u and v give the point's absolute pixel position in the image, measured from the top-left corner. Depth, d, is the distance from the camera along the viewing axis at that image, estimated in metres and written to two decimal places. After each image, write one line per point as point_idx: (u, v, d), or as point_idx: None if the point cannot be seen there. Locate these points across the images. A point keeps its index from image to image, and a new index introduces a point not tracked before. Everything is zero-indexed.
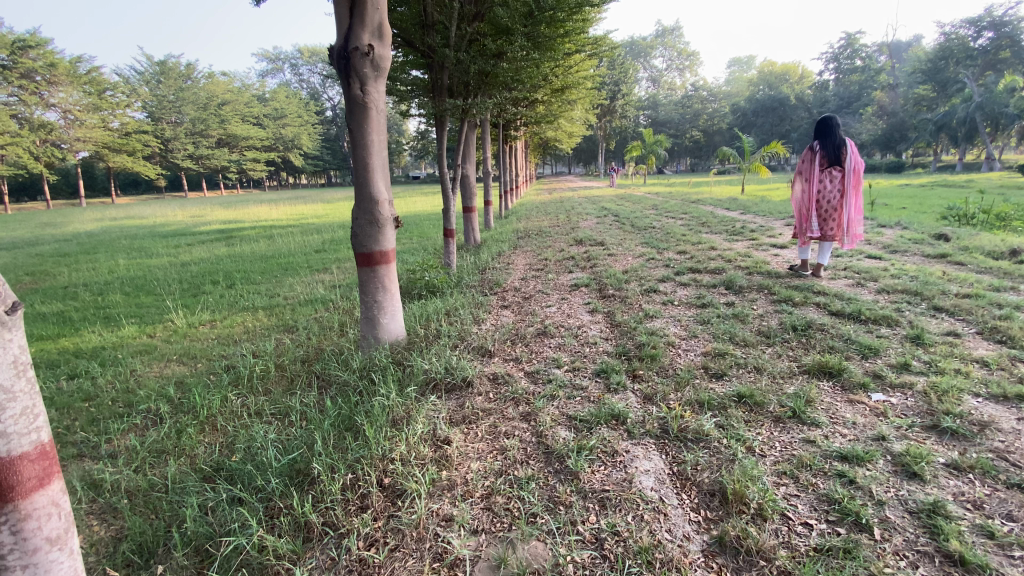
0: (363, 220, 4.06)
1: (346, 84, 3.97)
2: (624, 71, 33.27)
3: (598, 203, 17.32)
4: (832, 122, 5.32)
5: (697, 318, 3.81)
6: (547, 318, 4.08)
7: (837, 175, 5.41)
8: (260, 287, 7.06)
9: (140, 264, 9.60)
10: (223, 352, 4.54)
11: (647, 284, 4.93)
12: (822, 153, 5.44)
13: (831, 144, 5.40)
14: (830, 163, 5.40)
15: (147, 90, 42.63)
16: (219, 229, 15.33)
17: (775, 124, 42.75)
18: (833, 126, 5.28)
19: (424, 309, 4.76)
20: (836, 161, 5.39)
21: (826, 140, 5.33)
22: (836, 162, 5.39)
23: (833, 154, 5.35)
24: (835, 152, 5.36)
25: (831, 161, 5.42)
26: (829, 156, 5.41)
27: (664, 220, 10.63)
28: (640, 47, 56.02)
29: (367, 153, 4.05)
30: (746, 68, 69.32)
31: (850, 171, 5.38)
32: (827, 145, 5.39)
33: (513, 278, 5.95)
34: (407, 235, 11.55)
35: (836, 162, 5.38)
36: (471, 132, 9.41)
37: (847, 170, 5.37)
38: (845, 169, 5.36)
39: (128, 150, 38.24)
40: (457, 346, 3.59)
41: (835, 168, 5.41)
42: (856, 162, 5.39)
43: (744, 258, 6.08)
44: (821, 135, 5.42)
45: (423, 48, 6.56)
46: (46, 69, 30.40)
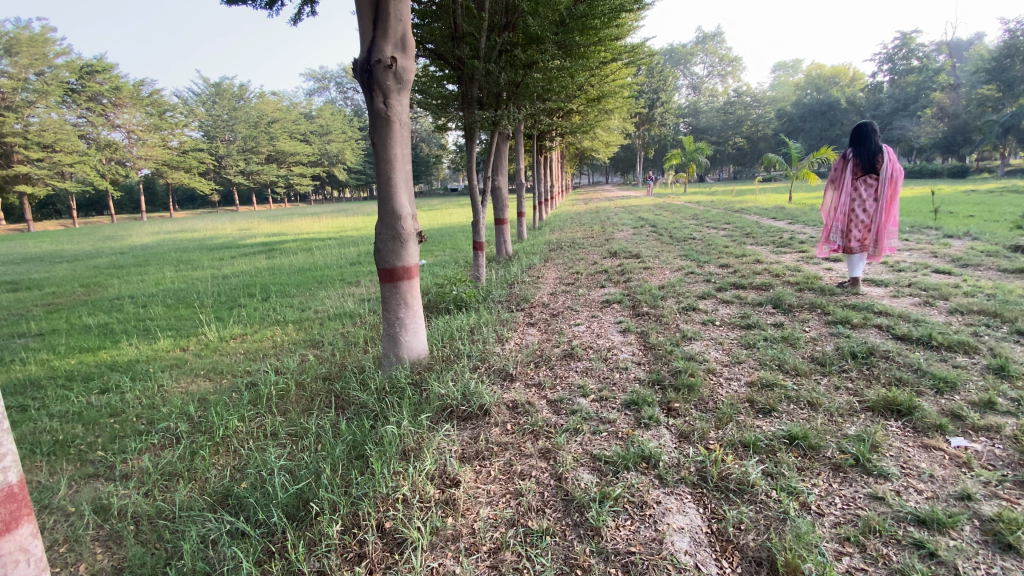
0: (385, 236, 3.94)
1: (369, 98, 3.89)
2: (662, 78, 32.75)
3: (635, 213, 16.93)
4: (867, 127, 4.96)
5: (741, 341, 3.47)
6: (575, 338, 3.83)
7: (871, 183, 5.03)
8: (293, 300, 7.12)
9: (185, 276, 9.95)
10: (248, 368, 4.52)
11: (685, 301, 4.61)
12: (856, 160, 5.08)
13: (866, 151, 5.03)
14: (864, 171, 5.04)
15: (203, 111, 45.21)
16: (263, 241, 15.84)
17: (824, 128, 40.93)
18: (868, 132, 4.92)
19: (449, 327, 4.60)
20: (870, 169, 5.02)
21: (859, 147, 4.97)
22: (870, 171, 5.02)
23: (867, 162, 4.98)
24: (869, 160, 4.99)
25: (864, 169, 5.05)
26: (862, 164, 5.05)
27: (704, 231, 10.16)
28: (680, 54, 55.03)
29: (391, 168, 3.95)
30: (793, 73, 67.04)
31: (886, 180, 4.99)
32: (861, 152, 5.03)
33: (543, 293, 5.73)
34: (440, 247, 11.55)
35: (870, 170, 5.01)
36: (503, 143, 9.30)
37: (882, 179, 4.98)
38: (880, 178, 4.98)
39: (185, 166, 40.54)
40: (479, 368, 3.40)
41: (869, 176, 5.04)
42: (894, 170, 4.99)
43: (793, 272, 5.64)
44: (855, 141, 5.07)
45: (453, 60, 6.48)
46: (111, 92, 33.08)
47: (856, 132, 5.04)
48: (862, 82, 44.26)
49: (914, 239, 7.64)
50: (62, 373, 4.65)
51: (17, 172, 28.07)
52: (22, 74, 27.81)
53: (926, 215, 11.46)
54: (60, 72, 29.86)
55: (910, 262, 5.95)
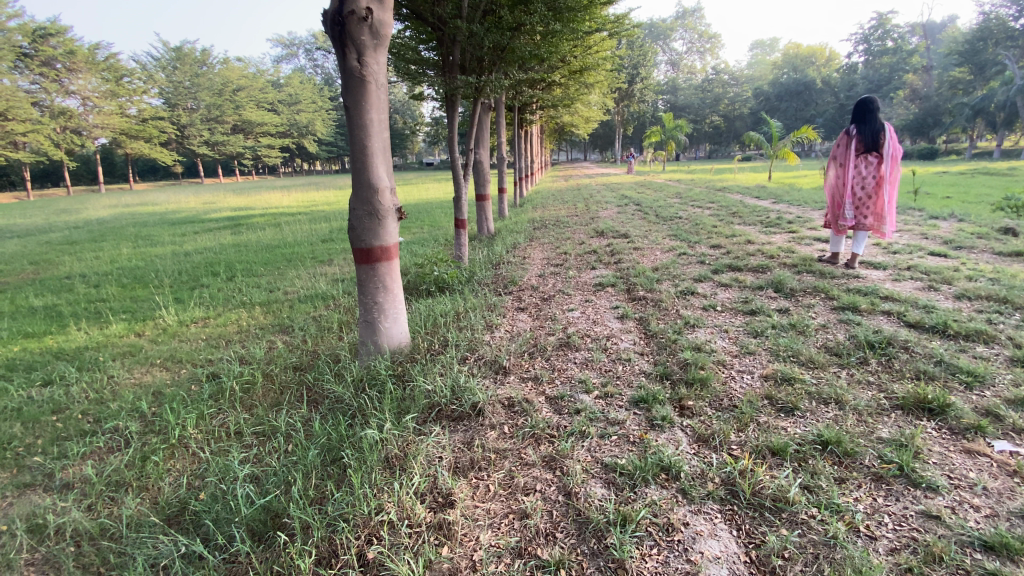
0: (360, 212, 3.56)
1: (341, 54, 3.44)
2: (644, 54, 32.20)
3: (616, 190, 16.68)
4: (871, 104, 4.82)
5: (748, 329, 3.25)
6: (570, 325, 3.55)
7: (873, 161, 4.90)
8: (261, 280, 6.63)
9: (143, 253, 9.26)
10: (210, 357, 4.10)
11: (682, 284, 4.38)
12: (858, 137, 4.93)
13: (870, 128, 4.88)
14: (866, 149, 4.89)
15: (163, 76, 42.53)
16: (229, 216, 15.01)
17: (800, 108, 41.16)
18: (873, 108, 4.76)
19: (431, 312, 4.26)
20: (872, 147, 4.88)
21: (862, 124, 4.83)
22: (872, 148, 4.88)
23: (869, 139, 4.84)
24: (872, 137, 4.85)
25: (867, 147, 4.91)
26: (865, 141, 4.90)
27: (690, 210, 9.97)
28: (660, 29, 54.14)
29: (366, 135, 3.53)
30: (769, 51, 67.01)
31: (888, 158, 4.85)
32: (864, 129, 4.88)
33: (530, 274, 5.43)
34: (418, 224, 11.09)
35: (873, 148, 4.87)
36: (485, 114, 8.81)
37: (884, 157, 4.85)
38: (882, 156, 4.85)
39: (145, 136, 38.23)
40: (468, 360, 3.09)
41: (870, 154, 4.90)
42: (896, 148, 4.86)
43: (788, 254, 5.47)
44: (858, 118, 4.92)
45: (433, 20, 5.94)
46: (66, 57, 30.69)
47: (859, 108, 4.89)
48: (837, 62, 44.46)
49: (899, 221, 7.59)
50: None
51: None
52: None
53: (904, 196, 11.54)
54: (14, 36, 27.46)
55: (902, 243, 5.86)
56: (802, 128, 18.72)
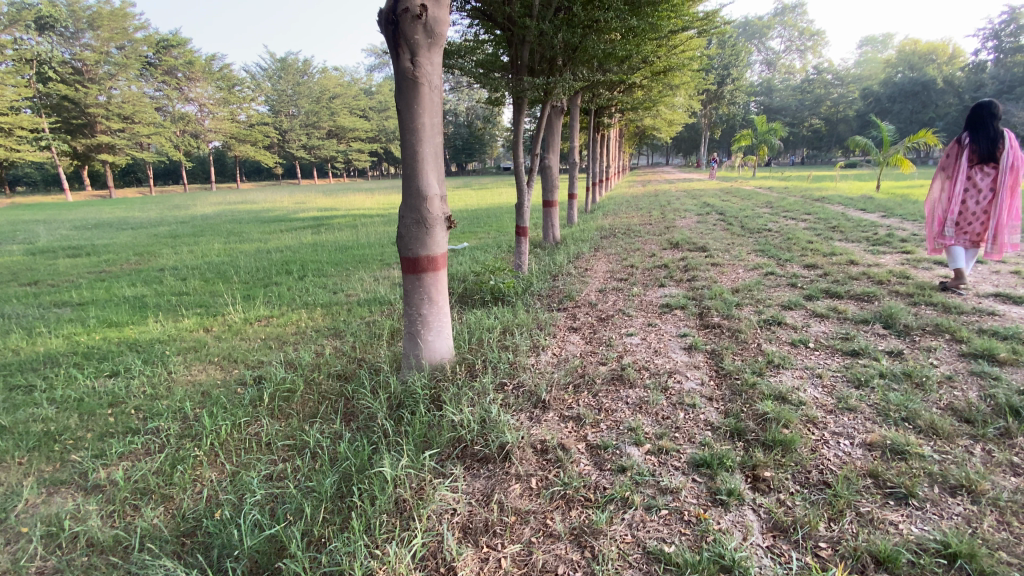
0: (408, 219, 3.37)
1: (395, 55, 3.28)
2: (735, 54, 30.35)
3: (698, 198, 15.71)
4: (988, 111, 4.40)
5: (847, 375, 2.66)
6: (626, 355, 3.13)
7: (988, 173, 4.46)
8: (327, 281, 6.77)
9: (231, 249, 9.93)
10: (262, 358, 4.14)
11: (765, 311, 3.79)
12: (972, 147, 4.50)
13: (987, 137, 4.45)
14: (981, 159, 4.46)
15: (269, 85, 46.55)
16: (314, 216, 15.89)
17: (917, 110, 36.78)
18: (991, 115, 4.36)
19: (478, 326, 4.01)
20: (988, 157, 4.44)
21: (978, 132, 4.41)
22: (989, 158, 4.44)
23: (986, 148, 4.41)
24: (989, 146, 4.42)
25: (982, 157, 4.47)
26: (980, 151, 4.47)
27: (780, 221, 8.99)
28: (756, 27, 50.81)
29: (416, 139, 3.33)
30: (884, 49, 60.69)
31: (1008, 168, 4.40)
32: (980, 138, 4.45)
33: (591, 289, 5.03)
34: (486, 229, 11.00)
35: (989, 158, 4.44)
36: (557, 117, 8.44)
37: (1003, 168, 4.40)
38: (1000, 166, 4.40)
39: (251, 140, 41.93)
40: (506, 389, 2.78)
41: (986, 164, 4.46)
42: (1018, 158, 4.40)
43: (899, 279, 4.64)
44: (973, 126, 4.50)
45: (502, 20, 5.71)
46: (186, 66, 34.39)
47: (974, 115, 4.47)
48: (966, 57, 39.00)
49: None
50: (81, 349, 4.46)
51: (100, 142, 29.92)
52: (104, 47, 29.51)
53: None
54: (138, 46, 31.34)
55: None
56: (922, 131, 16.34)
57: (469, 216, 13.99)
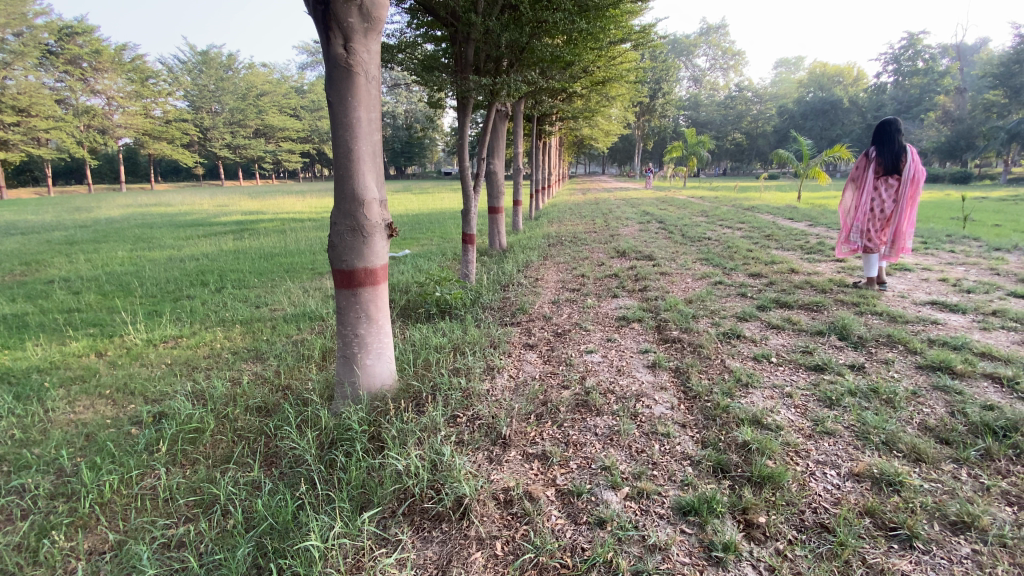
0: (342, 227, 2.95)
1: (324, 40, 2.86)
2: (666, 69, 31.70)
3: (637, 206, 16.06)
4: (891, 126, 4.64)
5: (818, 394, 2.54)
6: (589, 375, 2.88)
7: (892, 184, 4.72)
8: (250, 294, 6.08)
9: (138, 257, 8.81)
10: (165, 389, 3.52)
11: (722, 323, 3.69)
12: (878, 159, 4.74)
13: (891, 151, 4.70)
14: (886, 171, 4.72)
15: (188, 80, 43.24)
16: (237, 221, 14.67)
17: (826, 127, 40.16)
18: (894, 130, 4.60)
19: (425, 345, 3.63)
20: (892, 169, 4.70)
21: (883, 146, 4.64)
22: (892, 171, 4.70)
23: (890, 161, 4.66)
24: (892, 160, 4.67)
25: (886, 169, 4.73)
26: (885, 164, 4.72)
27: (718, 230, 9.25)
28: (684, 45, 53.52)
29: (351, 136, 2.93)
30: (795, 70, 65.81)
31: (908, 180, 4.68)
32: (884, 152, 4.69)
33: (542, 301, 4.79)
34: (428, 236, 10.55)
35: (893, 170, 4.69)
36: (501, 121, 8.21)
37: (904, 179, 4.67)
38: (902, 178, 4.67)
39: (169, 137, 38.67)
40: (460, 423, 2.44)
41: (890, 176, 4.72)
42: (916, 170, 4.69)
43: (840, 287, 4.76)
44: (879, 140, 4.75)
45: (445, 15, 5.37)
46: (91, 56, 31.19)
47: (881, 130, 4.71)
48: (865, 82, 43.13)
49: (959, 251, 6.80)
50: None
51: None
52: None
53: (952, 223, 10.64)
54: (40, 33, 28.10)
55: (973, 280, 5.09)
56: (835, 146, 17.76)
57: (409, 222, 13.47)
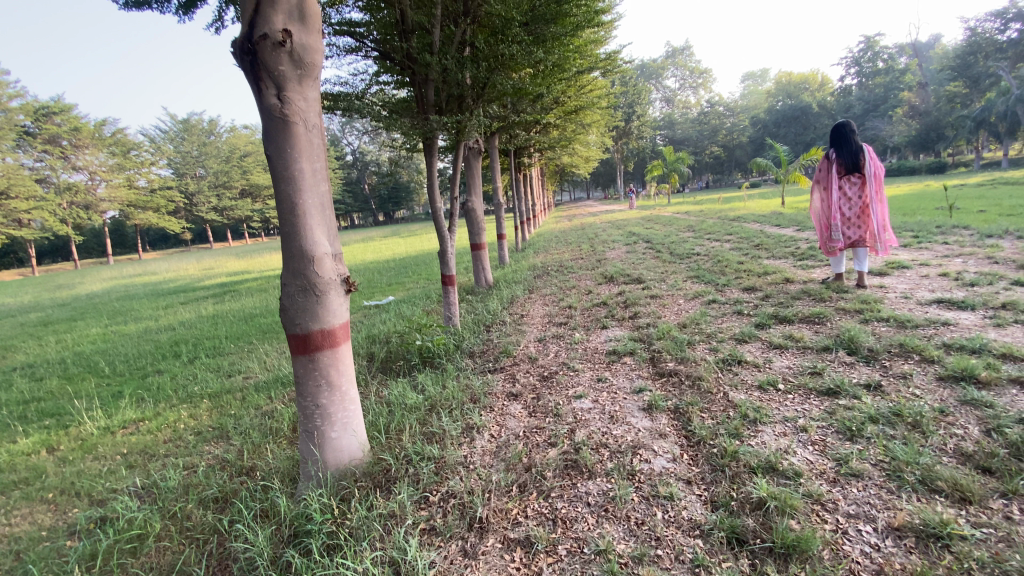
0: (292, 287, 2.59)
1: (257, 92, 2.62)
2: (638, 93, 32.43)
3: (624, 227, 15.96)
4: (845, 128, 4.82)
5: (835, 425, 2.25)
6: (579, 427, 2.56)
7: (856, 182, 4.86)
8: (224, 362, 5.74)
9: (112, 333, 8.46)
10: (114, 486, 3.16)
11: (720, 348, 3.40)
12: (839, 160, 4.90)
13: (849, 152, 4.87)
14: (847, 171, 4.87)
15: (171, 148, 43.83)
16: (221, 283, 14.38)
17: (799, 133, 40.94)
18: (847, 132, 4.79)
19: (400, 405, 3.31)
20: (853, 168, 4.85)
21: (840, 148, 4.82)
22: (854, 169, 4.85)
23: (850, 160, 4.81)
24: (852, 159, 4.83)
25: (848, 169, 4.88)
26: (845, 165, 4.88)
27: (706, 244, 9.06)
28: (652, 68, 55.20)
29: (295, 188, 2.63)
30: (762, 82, 67.56)
31: (870, 177, 4.82)
32: (843, 152, 4.85)
33: (529, 340, 4.51)
34: (413, 280, 10.30)
35: (854, 169, 4.84)
36: (476, 158, 8.10)
37: (867, 177, 4.81)
38: (864, 175, 4.81)
39: (154, 206, 38.82)
40: (431, 505, 2.10)
41: (853, 174, 4.86)
42: (876, 167, 4.85)
43: (839, 293, 4.49)
44: (835, 143, 4.93)
45: (402, 59, 5.28)
46: (72, 133, 31.44)
47: (835, 134, 4.90)
48: (831, 86, 44.29)
49: (954, 242, 6.59)
50: None
51: None
52: None
53: (941, 213, 10.53)
54: (16, 116, 28.52)
55: (976, 271, 4.85)
56: (812, 149, 17.87)
57: (396, 266, 13.25)
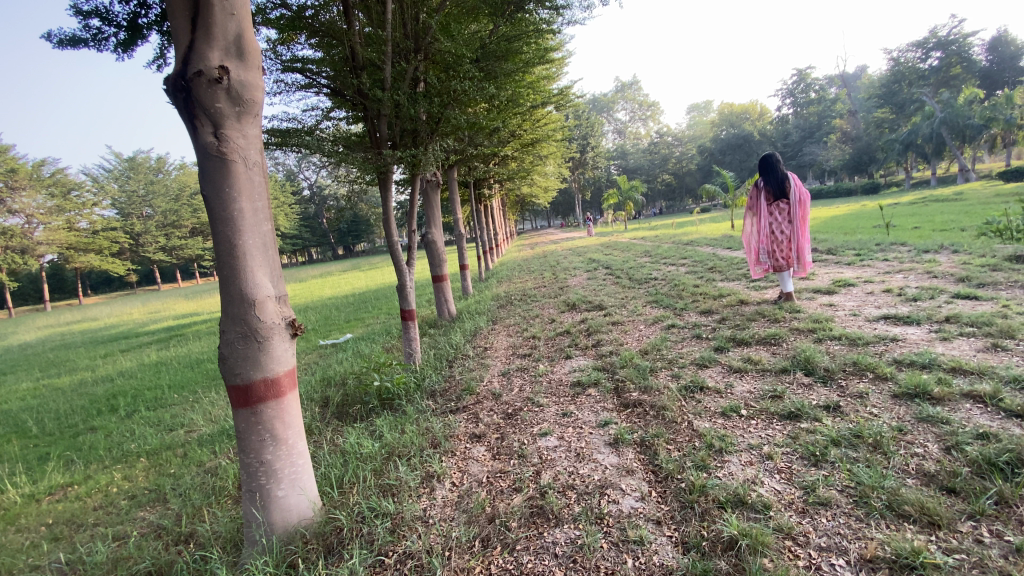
0: (232, 335, 2.39)
1: (191, 130, 2.47)
2: (592, 125, 33.61)
3: (584, 254, 16.21)
4: (770, 157, 5.12)
5: (799, 451, 2.23)
6: (544, 469, 2.44)
7: (783, 208, 5.15)
8: (166, 414, 5.33)
9: (40, 387, 7.76)
10: (35, 564, 2.67)
11: (682, 374, 3.38)
12: (766, 187, 5.19)
13: (776, 180, 5.14)
14: (775, 197, 5.15)
15: (116, 187, 42.00)
16: (167, 327, 13.59)
17: (743, 159, 43.27)
18: (773, 161, 5.04)
19: (355, 455, 3.10)
20: (780, 195, 5.13)
21: (767, 177, 5.09)
22: (780, 196, 5.14)
23: (776, 188, 5.10)
24: (778, 187, 5.11)
25: (775, 196, 5.16)
26: (773, 192, 5.16)
27: (663, 269, 9.27)
28: (603, 102, 57.60)
29: (234, 229, 2.47)
30: (706, 113, 71.40)
31: (795, 203, 5.12)
32: (770, 180, 5.13)
33: (492, 374, 4.39)
34: (373, 315, 10.04)
35: (781, 196, 5.13)
36: (433, 190, 8.06)
37: (793, 203, 5.10)
38: (790, 202, 5.10)
39: (96, 248, 36.79)
40: (389, 568, 1.93)
41: (780, 201, 5.15)
42: (801, 193, 5.14)
43: (792, 313, 4.61)
44: (763, 172, 5.19)
45: (354, 95, 5.22)
46: (7, 175, 29.66)
47: (763, 163, 5.15)
48: (770, 116, 47.31)
49: (893, 258, 6.98)
50: None
51: None
52: None
53: (878, 231, 11.21)
54: None
55: (915, 286, 5.11)
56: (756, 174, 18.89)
57: (355, 301, 12.91)
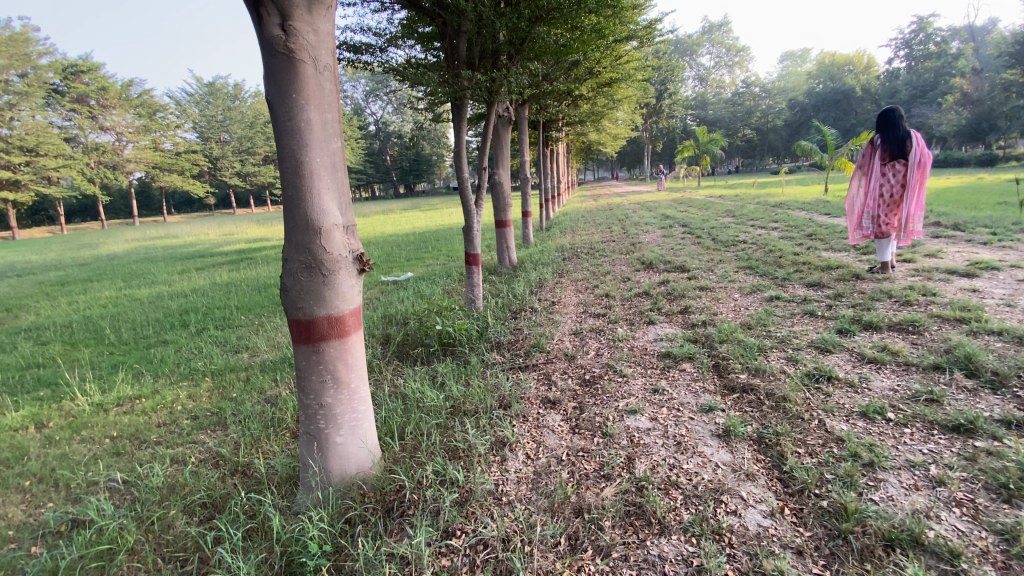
0: (297, 265, 2.09)
1: (257, 21, 2.08)
2: (672, 70, 30.91)
3: (654, 210, 15.16)
4: (894, 110, 4.29)
5: (985, 480, 1.71)
6: (638, 456, 2.06)
7: (899, 169, 4.31)
8: (232, 336, 5.38)
9: (123, 296, 8.18)
10: (94, 479, 2.65)
11: (799, 358, 2.83)
12: (883, 145, 4.36)
13: (897, 137, 4.30)
14: (892, 157, 4.31)
15: (196, 111, 43.63)
16: (239, 250, 14.11)
17: (839, 117, 38.89)
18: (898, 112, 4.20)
19: (417, 405, 2.85)
20: (899, 154, 4.29)
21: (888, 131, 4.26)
22: (899, 156, 4.30)
23: (895, 146, 4.26)
24: (898, 144, 4.27)
25: (892, 155, 4.32)
26: (890, 150, 4.33)
27: (751, 232, 8.35)
28: (686, 44, 52.84)
29: (301, 143, 2.11)
30: (800, 62, 64.07)
31: (916, 165, 4.26)
32: (890, 136, 4.30)
33: (562, 332, 4.01)
34: (433, 256, 9.84)
35: (899, 155, 4.29)
36: (505, 128, 7.46)
37: (912, 165, 4.26)
38: (909, 163, 4.26)
39: (178, 169, 38.80)
40: (456, 554, 1.65)
41: (897, 161, 4.31)
42: (924, 155, 4.29)
43: (927, 296, 3.86)
44: (883, 126, 4.34)
45: (432, 6, 4.64)
46: (99, 93, 31.24)
47: (885, 115, 4.31)
48: (878, 68, 41.79)
49: None
50: None
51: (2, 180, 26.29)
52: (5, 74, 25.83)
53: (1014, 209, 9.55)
54: (44, 73, 27.84)
55: None
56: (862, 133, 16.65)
57: (415, 240, 12.79)
